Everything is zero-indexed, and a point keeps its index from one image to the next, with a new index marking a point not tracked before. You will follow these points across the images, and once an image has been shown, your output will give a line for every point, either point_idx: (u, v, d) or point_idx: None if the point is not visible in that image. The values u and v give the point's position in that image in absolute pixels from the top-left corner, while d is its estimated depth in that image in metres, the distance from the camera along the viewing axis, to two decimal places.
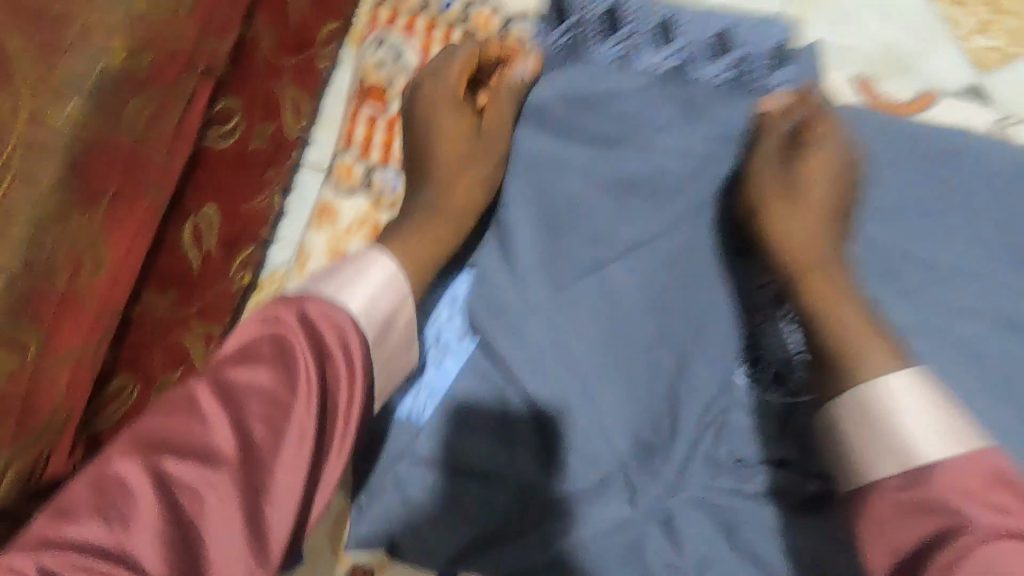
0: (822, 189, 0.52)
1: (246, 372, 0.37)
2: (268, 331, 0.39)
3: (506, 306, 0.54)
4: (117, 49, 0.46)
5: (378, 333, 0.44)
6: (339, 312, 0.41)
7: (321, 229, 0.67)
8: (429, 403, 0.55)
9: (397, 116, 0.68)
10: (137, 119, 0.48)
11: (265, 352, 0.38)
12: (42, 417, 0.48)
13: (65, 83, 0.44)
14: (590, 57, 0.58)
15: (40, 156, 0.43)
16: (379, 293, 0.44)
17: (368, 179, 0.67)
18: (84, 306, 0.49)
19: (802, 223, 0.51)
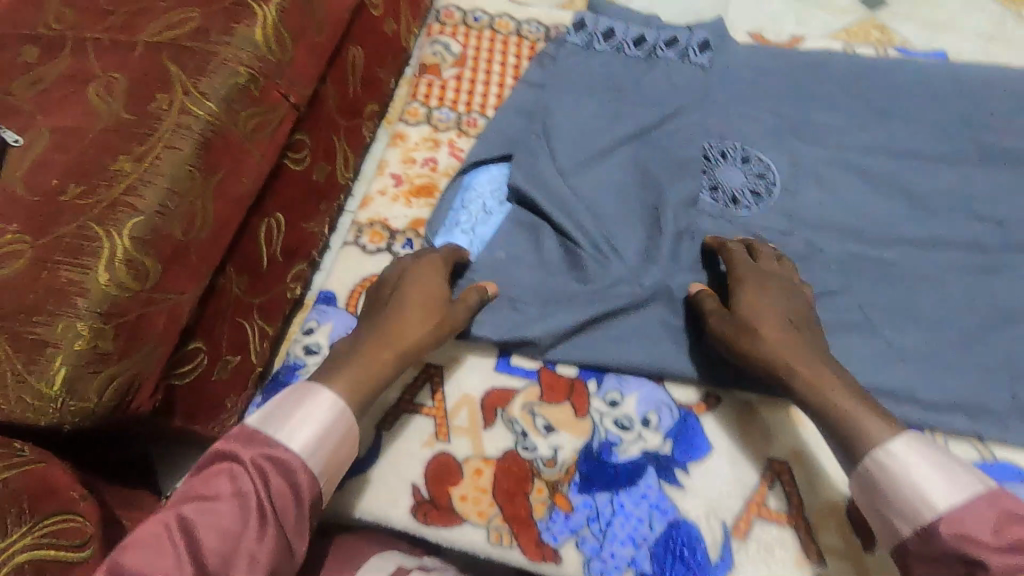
0: (767, 304, 0.58)
1: (208, 510, 0.44)
2: (223, 465, 0.47)
3: (484, 175, 0.75)
4: (242, 73, 0.64)
5: (321, 457, 0.50)
6: (287, 450, 0.49)
7: (394, 147, 0.88)
8: (484, 216, 0.73)
9: (447, 78, 0.93)
10: (247, 123, 0.65)
11: (222, 494, 0.45)
12: (147, 341, 0.57)
13: (207, 90, 0.62)
14: (593, 54, 0.77)
15: (183, 133, 0.60)
16: (321, 428, 0.51)
17: (428, 115, 0.90)
18: (190, 256, 0.60)
19: (764, 313, 0.58)
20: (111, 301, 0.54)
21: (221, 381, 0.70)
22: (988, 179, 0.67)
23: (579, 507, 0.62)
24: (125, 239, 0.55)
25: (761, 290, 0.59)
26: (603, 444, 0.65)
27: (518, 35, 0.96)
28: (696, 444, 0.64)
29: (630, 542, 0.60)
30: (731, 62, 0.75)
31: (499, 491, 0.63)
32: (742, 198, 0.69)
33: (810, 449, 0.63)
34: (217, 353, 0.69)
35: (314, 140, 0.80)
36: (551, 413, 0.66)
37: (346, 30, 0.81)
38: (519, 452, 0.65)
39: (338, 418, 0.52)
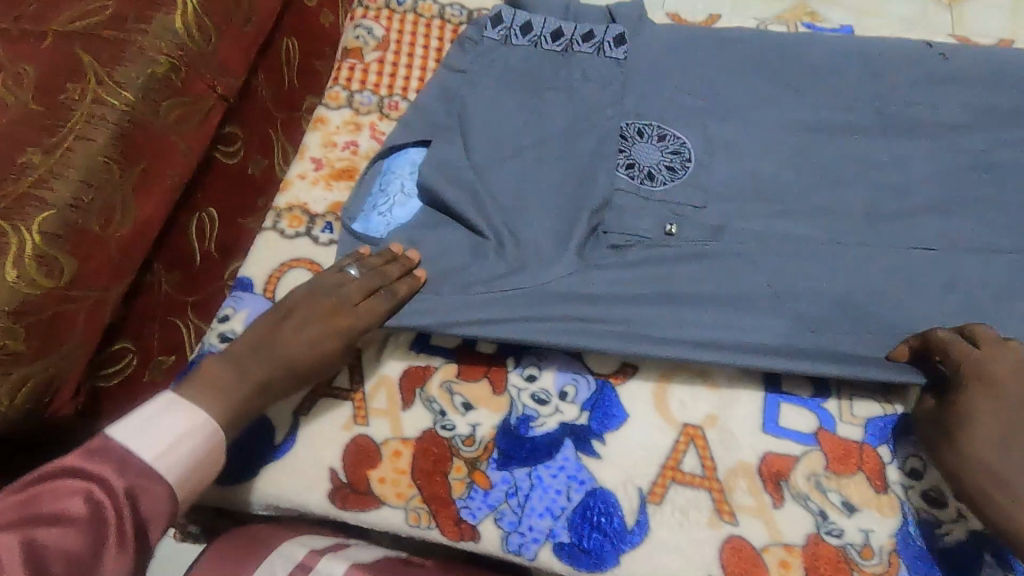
0: (992, 417, 0.56)
1: (60, 532, 0.38)
2: (80, 484, 0.40)
3: (398, 155, 0.73)
4: (161, 62, 0.63)
5: (189, 477, 0.45)
6: (157, 468, 0.43)
7: (315, 131, 0.85)
8: (402, 196, 0.72)
9: (370, 62, 0.90)
10: (168, 114, 0.63)
11: (76, 513, 0.39)
12: (64, 343, 0.55)
13: (122, 80, 0.60)
14: (510, 49, 0.75)
15: (99, 125, 0.58)
16: (186, 441, 0.45)
17: (350, 98, 0.87)
18: (108, 251, 0.58)
19: (979, 425, 0.56)
20: (20, 299, 0.52)
21: (153, 382, 0.68)
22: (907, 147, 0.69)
23: (498, 483, 0.62)
24: (37, 234, 0.53)
25: (988, 400, 0.57)
26: (521, 419, 0.65)
27: (441, 18, 0.94)
28: (612, 413, 0.65)
29: (549, 514, 0.61)
30: (657, 43, 0.76)
31: (418, 473, 0.63)
32: (658, 173, 0.69)
33: (718, 412, 0.65)
34: (148, 355, 0.67)
35: (247, 132, 0.78)
36: (470, 391, 0.66)
37: (278, 20, 0.80)
38: (438, 431, 0.64)
39: (212, 435, 0.47)
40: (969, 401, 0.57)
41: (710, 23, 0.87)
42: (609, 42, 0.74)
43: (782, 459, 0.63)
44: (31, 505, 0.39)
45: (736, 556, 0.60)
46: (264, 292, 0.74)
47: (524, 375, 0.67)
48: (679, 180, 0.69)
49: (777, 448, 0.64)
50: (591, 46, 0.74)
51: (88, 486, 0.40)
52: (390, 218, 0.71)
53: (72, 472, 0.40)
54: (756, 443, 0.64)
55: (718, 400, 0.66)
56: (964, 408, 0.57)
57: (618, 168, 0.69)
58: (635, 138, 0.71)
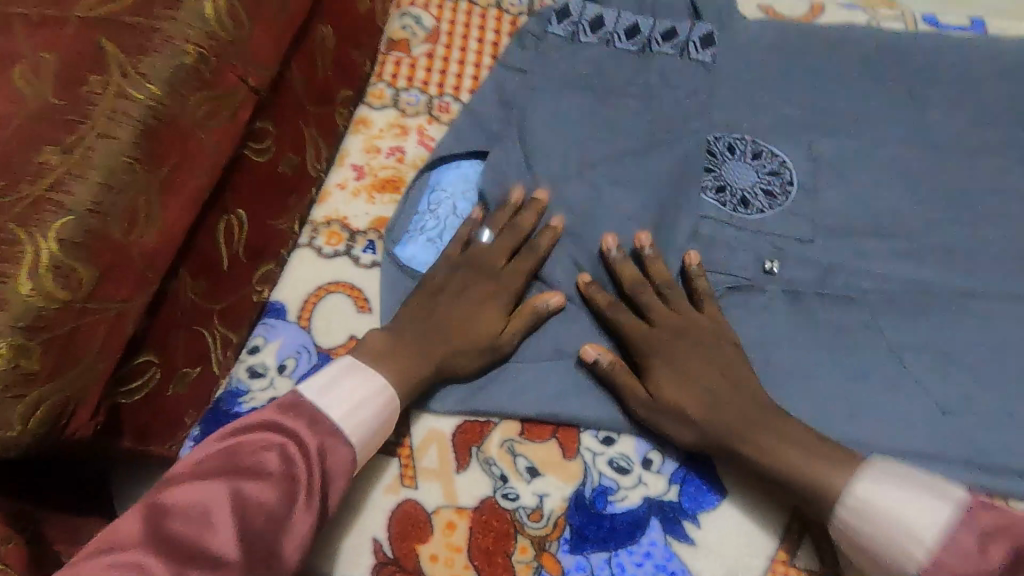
0: (674, 380, 0.57)
1: (259, 486, 0.46)
2: (275, 453, 0.48)
3: (437, 171, 0.67)
4: (190, 52, 0.57)
5: (365, 443, 0.53)
6: (338, 424, 0.52)
7: (357, 133, 0.83)
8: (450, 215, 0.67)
9: (417, 56, 0.87)
10: (198, 108, 0.58)
11: (272, 469, 0.48)
12: (82, 358, 0.50)
13: (148, 71, 0.55)
14: (578, 48, 0.69)
15: (120, 121, 0.53)
16: (365, 405, 0.53)
17: (396, 97, 0.84)
18: (132, 260, 0.53)
19: (689, 408, 0.56)
20: (33, 314, 0.47)
21: (177, 396, 0.64)
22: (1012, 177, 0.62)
23: (572, 569, 0.57)
24: (53, 241, 0.48)
25: (675, 318, 0.59)
26: (597, 490, 0.59)
27: (497, 8, 0.90)
28: (704, 488, 0.59)
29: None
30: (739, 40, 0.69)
31: (476, 550, 0.58)
32: (753, 199, 0.65)
33: None
34: (172, 367, 0.62)
35: (280, 128, 0.73)
36: (537, 455, 0.61)
37: (313, 7, 0.74)
38: (499, 500, 0.59)
39: (386, 398, 0.55)
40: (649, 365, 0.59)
41: (811, 14, 0.79)
42: (692, 40, 0.68)
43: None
44: (235, 458, 0.48)
45: None
46: (299, 319, 0.72)
47: (602, 439, 0.61)
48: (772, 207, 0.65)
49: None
50: (671, 46, 0.68)
51: (286, 445, 0.49)
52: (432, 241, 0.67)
53: (312, 420, 0.51)
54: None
55: None
56: (654, 375, 0.58)
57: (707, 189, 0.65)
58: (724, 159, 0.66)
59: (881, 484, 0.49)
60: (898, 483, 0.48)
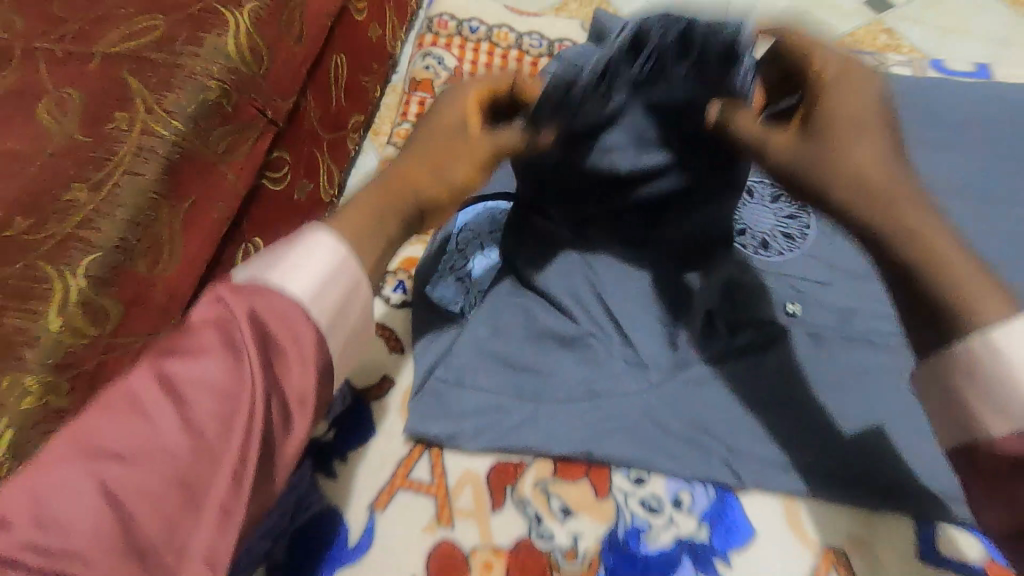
0: (877, 155, 0.41)
1: (197, 368, 0.36)
2: (243, 306, 0.37)
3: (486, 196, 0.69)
4: (213, 87, 0.58)
5: (336, 332, 0.40)
6: (294, 306, 0.38)
7: None
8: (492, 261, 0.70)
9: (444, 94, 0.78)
10: (220, 142, 0.59)
11: (203, 411, 0.35)
12: None
13: (174, 107, 0.56)
14: None
15: (148, 156, 0.54)
16: (330, 282, 0.40)
17: None
18: (156, 294, 0.54)
19: (855, 152, 0.41)
20: (64, 350, 0.48)
21: None
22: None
23: None
24: (81, 278, 0.49)
25: (852, 100, 0.42)
26: (631, 530, 0.58)
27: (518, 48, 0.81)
28: (735, 529, 0.58)
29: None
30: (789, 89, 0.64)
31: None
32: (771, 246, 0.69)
33: (851, 528, 0.58)
34: None
35: (295, 156, 0.74)
36: (569, 493, 0.59)
37: (328, 38, 0.75)
38: (535, 540, 0.58)
39: (341, 274, 0.40)
40: (806, 138, 0.43)
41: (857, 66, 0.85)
42: None
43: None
44: (160, 392, 0.36)
45: None
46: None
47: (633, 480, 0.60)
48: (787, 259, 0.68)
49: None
50: None
51: (231, 315, 0.37)
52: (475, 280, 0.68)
53: (260, 293, 0.38)
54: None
55: (856, 521, 0.58)
56: (815, 147, 0.42)
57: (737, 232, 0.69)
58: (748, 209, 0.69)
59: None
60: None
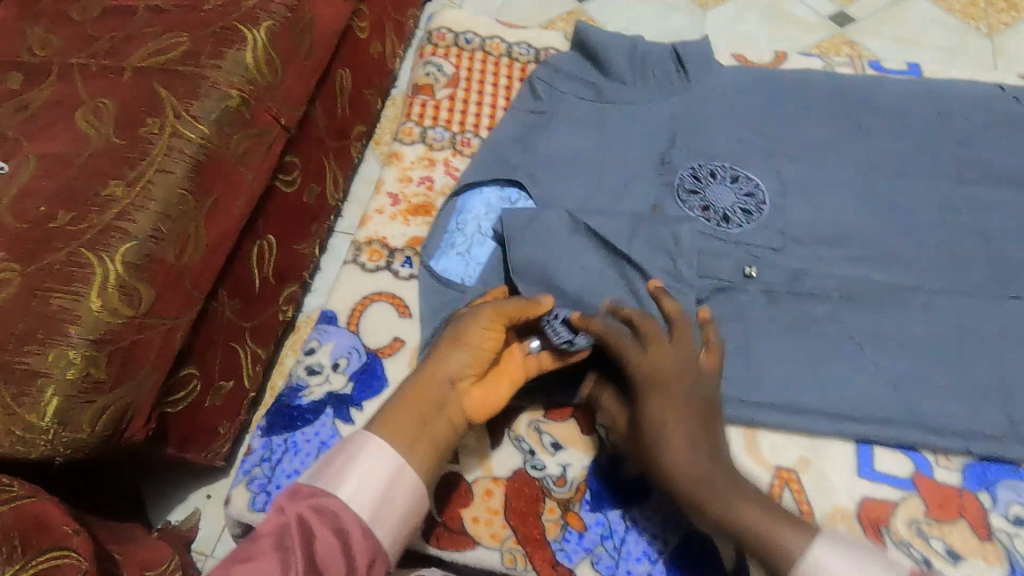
0: (673, 415, 0.52)
1: (251, 567, 0.40)
2: (293, 510, 0.42)
3: (466, 200, 0.68)
4: (234, 96, 0.64)
5: (377, 519, 0.44)
6: (346, 518, 0.42)
7: (391, 166, 0.80)
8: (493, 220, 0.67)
9: (441, 99, 0.84)
10: (239, 146, 0.65)
11: (266, 548, 0.41)
12: (141, 369, 0.56)
13: (199, 114, 0.62)
14: (562, 93, 0.70)
15: (176, 158, 0.60)
16: (380, 489, 0.44)
17: (423, 133, 0.81)
18: (183, 282, 0.59)
19: (653, 413, 0.53)
20: (103, 328, 0.53)
21: (214, 408, 0.69)
22: (994, 166, 0.64)
23: (592, 525, 0.58)
24: (118, 264, 0.55)
25: (656, 371, 0.54)
26: (611, 459, 0.61)
27: (509, 57, 0.87)
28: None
29: (646, 557, 0.57)
30: (748, 91, 0.69)
31: (512, 513, 0.59)
32: (750, 204, 0.63)
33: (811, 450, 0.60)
34: (210, 379, 0.68)
35: (304, 161, 0.80)
36: (559, 430, 0.62)
37: (334, 54, 0.82)
38: (528, 471, 0.61)
39: (381, 463, 0.45)
40: (643, 409, 0.53)
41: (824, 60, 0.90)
42: (661, 75, 0.68)
43: (882, 505, 0.58)
44: (240, 546, 0.42)
45: None
46: (349, 325, 0.71)
47: None
48: (785, 195, 0.64)
49: (875, 493, 0.59)
50: (649, 84, 0.68)
51: (287, 519, 0.42)
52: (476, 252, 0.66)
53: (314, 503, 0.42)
54: (849, 488, 0.59)
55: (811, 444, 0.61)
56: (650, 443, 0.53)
57: (725, 174, 0.65)
58: (742, 149, 0.67)
59: (850, 559, 0.41)
60: (860, 565, 0.41)
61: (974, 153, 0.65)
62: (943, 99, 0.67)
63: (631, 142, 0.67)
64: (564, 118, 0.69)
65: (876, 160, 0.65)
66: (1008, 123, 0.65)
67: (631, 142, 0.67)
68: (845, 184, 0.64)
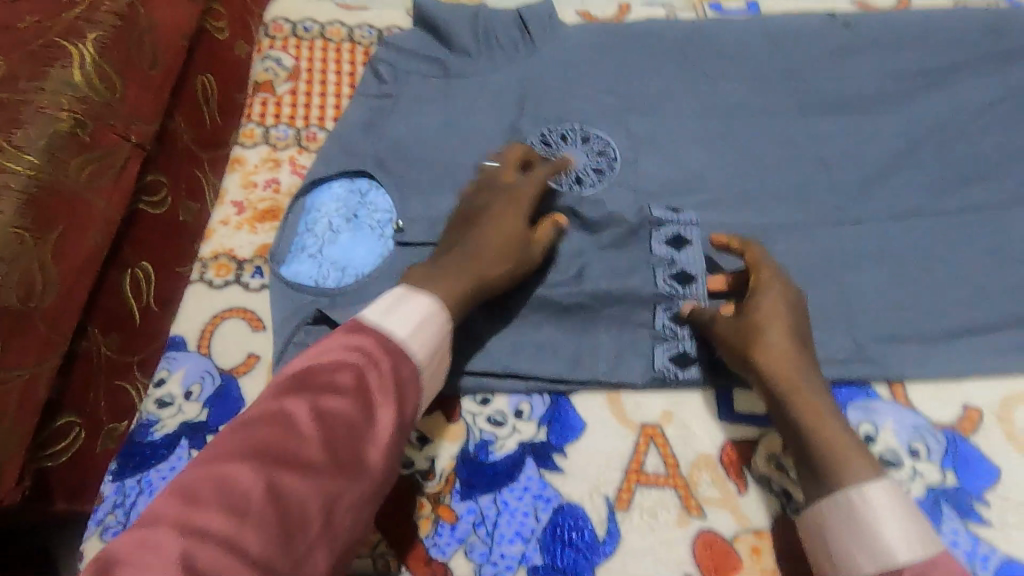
0: (781, 308, 0.53)
1: (340, 401, 0.41)
2: (352, 355, 0.44)
3: (306, 199, 0.64)
4: (65, 118, 0.59)
5: (433, 356, 0.48)
6: (405, 346, 0.46)
7: (234, 173, 0.81)
8: (338, 214, 0.64)
9: (282, 95, 0.84)
10: (81, 171, 0.60)
11: (345, 386, 0.42)
12: (0, 426, 0.52)
13: (25, 143, 0.57)
14: (408, 76, 0.68)
15: (3, 194, 0.54)
16: (426, 325, 0.48)
17: (265, 135, 0.82)
18: (34, 327, 0.55)
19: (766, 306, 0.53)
20: None
21: (108, 451, 0.65)
22: (830, 93, 0.66)
23: (464, 514, 0.57)
24: None
25: (772, 306, 0.53)
26: (479, 445, 0.60)
27: (351, 41, 0.88)
28: (569, 425, 0.60)
29: (519, 538, 0.56)
30: (596, 46, 0.69)
31: (383, 516, 0.57)
32: (600, 163, 0.64)
33: (671, 405, 0.61)
34: (96, 423, 0.63)
35: (173, 177, 0.74)
36: (425, 423, 0.61)
37: (188, 58, 0.76)
38: (396, 470, 0.59)
39: (434, 313, 0.48)
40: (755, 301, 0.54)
41: None
42: (503, 44, 0.68)
43: (740, 446, 0.59)
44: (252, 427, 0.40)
45: (708, 550, 0.56)
46: (199, 348, 0.71)
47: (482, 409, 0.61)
48: (638, 148, 0.65)
49: (730, 436, 0.59)
50: (494, 55, 0.68)
51: (362, 364, 0.43)
52: (328, 248, 0.63)
53: (388, 340, 0.45)
54: (710, 433, 0.60)
55: (669, 396, 0.61)
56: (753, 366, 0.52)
57: (574, 134, 0.65)
58: (597, 106, 0.66)
59: (892, 504, 0.44)
60: (895, 513, 0.44)
61: (812, 86, 0.67)
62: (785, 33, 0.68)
63: (486, 114, 0.66)
64: (418, 97, 0.67)
65: (724, 101, 0.66)
66: (841, 52, 0.68)
67: (486, 114, 0.66)
68: (700, 133, 0.65)
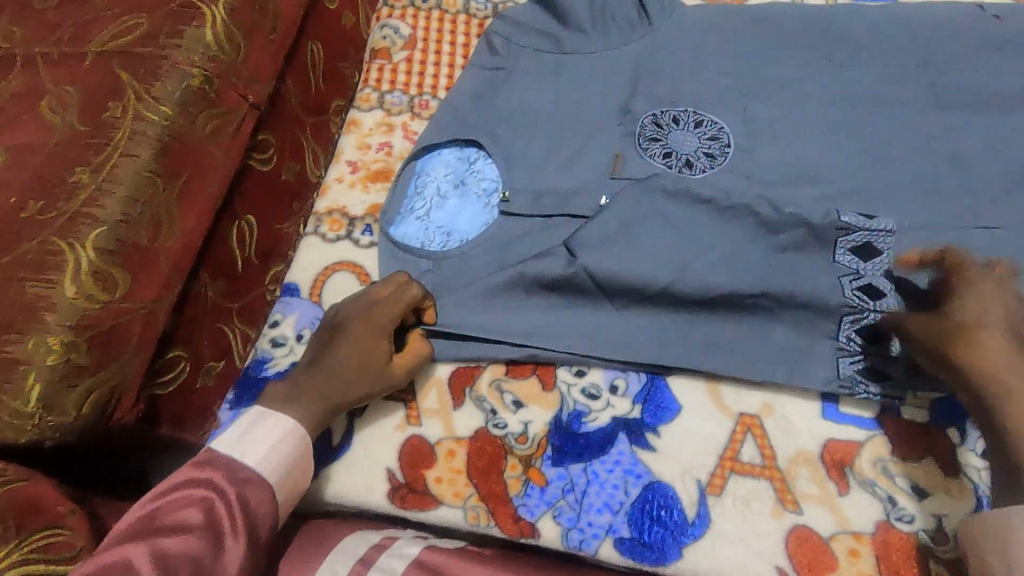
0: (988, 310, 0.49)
1: (177, 538, 0.42)
2: (199, 492, 0.45)
3: (416, 163, 0.68)
4: (195, 75, 0.63)
5: (284, 478, 0.50)
6: (257, 470, 0.48)
7: (349, 134, 0.82)
8: (446, 180, 0.68)
9: (397, 63, 0.86)
10: (206, 125, 0.64)
11: (193, 521, 0.44)
12: (123, 353, 0.57)
13: (161, 95, 0.62)
14: (520, 49, 0.70)
15: (141, 140, 0.60)
16: (280, 446, 0.50)
17: (381, 100, 0.84)
18: (159, 264, 0.59)
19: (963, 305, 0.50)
20: (81, 313, 0.54)
21: (206, 386, 0.70)
22: (971, 88, 0.62)
23: (554, 480, 0.59)
24: (91, 251, 0.55)
25: (973, 317, 0.49)
26: (572, 415, 0.61)
27: (467, 12, 0.88)
28: (664, 405, 0.61)
29: (607, 509, 0.57)
30: (715, 26, 0.67)
31: (475, 471, 0.60)
32: (711, 148, 0.63)
33: (775, 399, 0.60)
34: (199, 360, 0.68)
35: (280, 137, 0.77)
36: (519, 387, 0.62)
37: (301, 25, 0.79)
38: (490, 430, 0.61)
39: (289, 433, 0.51)
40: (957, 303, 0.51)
41: None
42: (618, 19, 0.68)
43: (845, 446, 0.58)
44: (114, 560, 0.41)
45: (805, 547, 0.55)
46: (311, 297, 0.74)
47: (578, 379, 0.62)
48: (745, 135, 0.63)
49: (836, 434, 0.58)
50: (608, 30, 0.68)
51: (209, 497, 0.45)
52: (435, 212, 0.67)
53: (229, 465, 0.47)
54: (815, 431, 0.58)
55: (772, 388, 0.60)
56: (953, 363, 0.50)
57: (685, 117, 0.64)
58: (710, 89, 0.65)
59: None
60: None
61: (955, 78, 0.62)
62: (925, 24, 0.64)
63: (595, 92, 0.67)
64: (528, 72, 0.69)
65: (850, 89, 0.63)
66: (991, 44, 0.62)
67: (595, 91, 0.67)
68: (819, 121, 0.62)
